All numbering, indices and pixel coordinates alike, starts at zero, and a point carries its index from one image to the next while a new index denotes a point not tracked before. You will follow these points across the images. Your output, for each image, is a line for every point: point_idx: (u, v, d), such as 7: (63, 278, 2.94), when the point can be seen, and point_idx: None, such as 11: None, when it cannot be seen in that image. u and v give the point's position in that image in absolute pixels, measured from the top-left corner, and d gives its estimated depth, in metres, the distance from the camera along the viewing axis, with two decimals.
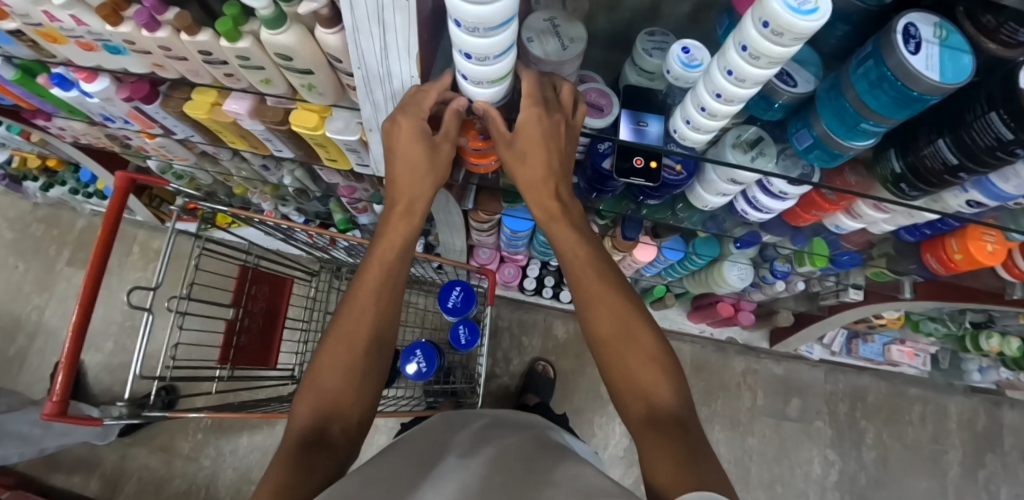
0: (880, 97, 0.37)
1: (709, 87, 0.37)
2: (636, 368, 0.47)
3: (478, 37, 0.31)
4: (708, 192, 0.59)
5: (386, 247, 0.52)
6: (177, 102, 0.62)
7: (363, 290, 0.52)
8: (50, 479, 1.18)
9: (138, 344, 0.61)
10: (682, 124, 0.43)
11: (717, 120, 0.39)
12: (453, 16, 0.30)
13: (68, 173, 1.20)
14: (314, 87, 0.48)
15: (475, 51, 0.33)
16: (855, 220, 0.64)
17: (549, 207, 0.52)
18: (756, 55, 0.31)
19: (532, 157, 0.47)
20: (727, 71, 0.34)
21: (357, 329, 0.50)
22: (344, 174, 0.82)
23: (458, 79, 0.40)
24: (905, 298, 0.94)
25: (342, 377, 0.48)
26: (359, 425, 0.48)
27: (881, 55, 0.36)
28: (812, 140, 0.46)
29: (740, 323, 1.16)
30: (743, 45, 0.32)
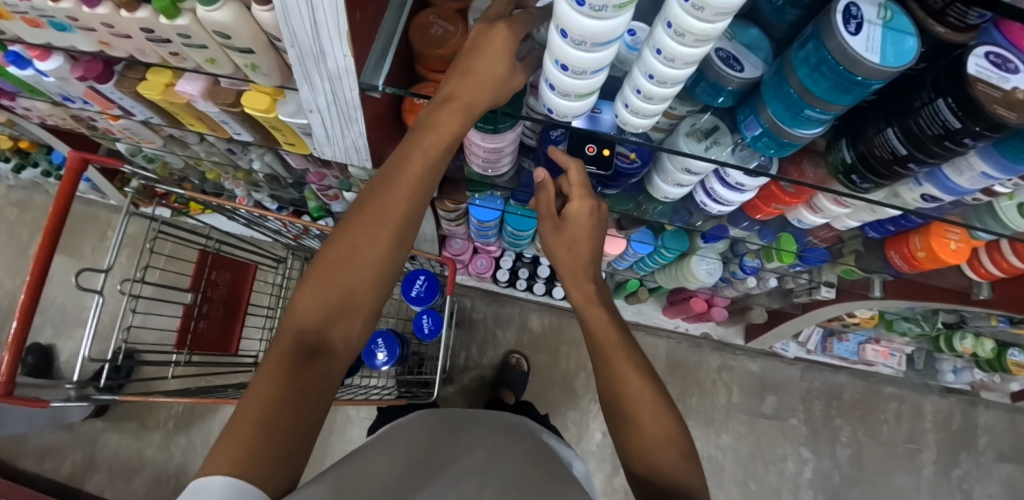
0: (821, 81, 0.36)
1: (643, 68, 0.36)
2: (654, 436, 0.46)
3: (582, 50, 0.32)
4: (666, 183, 0.58)
5: (432, 141, 0.41)
6: (133, 82, 0.61)
7: (395, 190, 0.40)
8: (19, 466, 1.17)
9: (87, 326, 0.60)
10: (623, 108, 0.42)
11: (654, 104, 0.39)
12: (561, 26, 0.30)
13: (41, 155, 1.18)
14: (257, 68, 0.47)
15: (574, 64, 0.33)
16: (816, 215, 0.64)
17: (576, 264, 0.56)
18: (681, 32, 0.30)
19: (579, 246, 0.55)
20: (656, 50, 0.33)
21: (379, 239, 0.40)
22: (311, 160, 0.81)
23: (543, 88, 0.40)
24: (876, 297, 0.94)
25: (356, 290, 0.39)
26: (361, 339, 0.41)
27: (821, 37, 0.35)
28: (761, 129, 0.45)
29: (714, 318, 1.16)
30: (670, 22, 0.31)
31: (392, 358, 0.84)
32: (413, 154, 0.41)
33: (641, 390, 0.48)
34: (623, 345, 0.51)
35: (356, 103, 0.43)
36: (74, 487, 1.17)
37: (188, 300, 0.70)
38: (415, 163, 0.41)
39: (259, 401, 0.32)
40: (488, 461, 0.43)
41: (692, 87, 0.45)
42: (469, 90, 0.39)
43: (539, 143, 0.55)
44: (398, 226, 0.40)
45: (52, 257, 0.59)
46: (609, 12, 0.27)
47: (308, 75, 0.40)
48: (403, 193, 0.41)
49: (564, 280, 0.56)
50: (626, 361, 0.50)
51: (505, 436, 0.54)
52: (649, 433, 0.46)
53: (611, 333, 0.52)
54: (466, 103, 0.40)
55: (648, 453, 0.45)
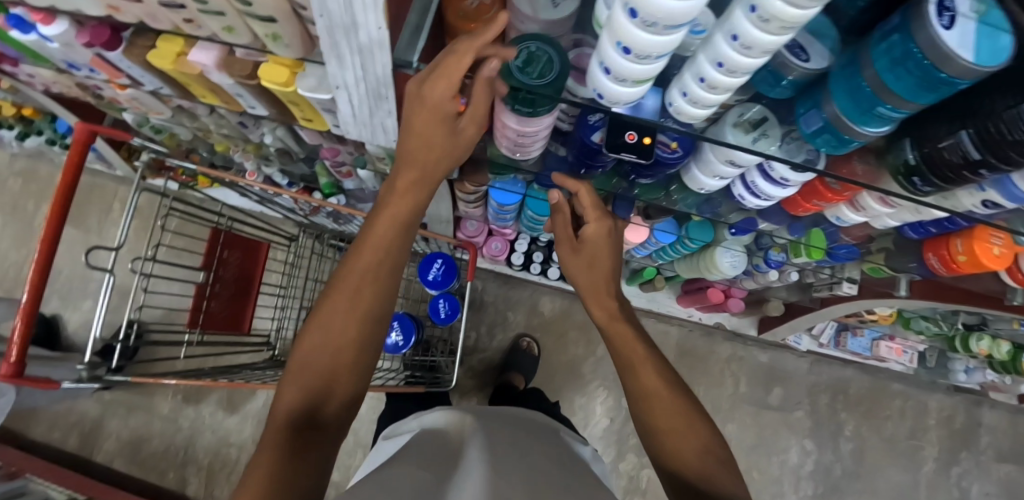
0: (902, 77, 0.33)
1: (710, 55, 0.33)
2: (683, 449, 0.44)
3: (652, 33, 0.28)
4: (704, 174, 0.55)
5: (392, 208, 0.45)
6: (142, 50, 0.58)
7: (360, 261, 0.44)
8: (30, 434, 1.19)
9: (98, 307, 0.58)
10: (680, 97, 0.39)
11: (717, 93, 0.36)
12: (633, 4, 0.27)
13: (45, 123, 1.14)
14: (279, 39, 0.44)
15: (641, 46, 0.30)
16: (857, 213, 0.61)
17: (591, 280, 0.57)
18: (767, 18, 0.27)
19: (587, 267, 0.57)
20: (732, 37, 0.30)
21: (356, 300, 0.43)
22: (325, 136, 0.77)
23: (595, 70, 0.36)
24: (900, 296, 0.92)
25: (335, 361, 0.42)
26: (350, 411, 0.43)
27: (909, 29, 0.31)
28: (822, 123, 0.42)
29: (729, 310, 1.14)
30: (754, 6, 0.27)
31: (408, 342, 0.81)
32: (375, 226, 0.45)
33: (669, 404, 0.47)
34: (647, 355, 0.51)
35: (388, 83, 0.40)
36: (85, 456, 1.18)
37: (199, 280, 0.68)
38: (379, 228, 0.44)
39: (256, 486, 0.33)
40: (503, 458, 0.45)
41: (751, 75, 0.42)
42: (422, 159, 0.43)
43: (574, 127, 0.52)
44: (369, 284, 0.44)
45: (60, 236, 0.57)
46: None
47: (338, 49, 0.37)
48: (367, 258, 0.44)
49: (586, 299, 0.57)
50: (654, 373, 0.49)
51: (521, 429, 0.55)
52: (679, 446, 0.44)
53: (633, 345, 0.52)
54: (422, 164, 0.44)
55: (673, 462, 0.44)
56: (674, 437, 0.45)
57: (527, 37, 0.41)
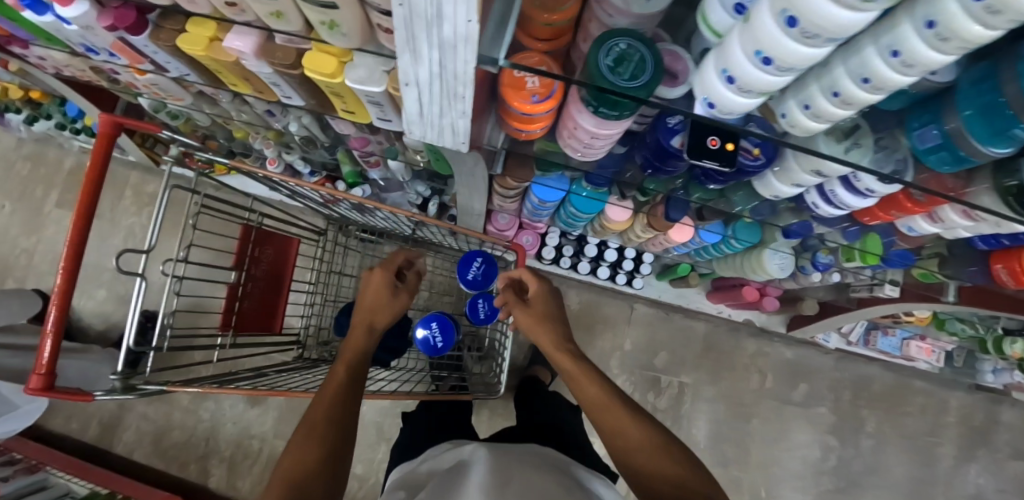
0: None
1: (855, 69, 0.31)
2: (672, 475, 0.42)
3: (805, 44, 0.27)
4: (781, 181, 0.52)
5: (358, 334, 0.57)
6: (170, 34, 0.53)
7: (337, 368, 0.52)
8: (50, 425, 1.18)
9: (129, 314, 0.55)
10: (798, 108, 0.37)
11: (851, 108, 0.34)
12: (792, 13, 0.26)
13: (53, 106, 1.09)
14: (337, 26, 0.39)
15: (786, 59, 0.29)
16: (934, 225, 0.57)
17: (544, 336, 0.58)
18: (946, 36, 0.25)
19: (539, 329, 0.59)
20: (890, 53, 0.28)
21: (334, 392, 0.49)
22: (358, 126, 0.73)
23: (716, 76, 0.35)
24: (946, 301, 0.89)
25: (320, 445, 0.42)
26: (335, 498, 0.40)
27: None
28: (940, 139, 0.39)
29: (762, 308, 1.12)
30: (930, 22, 0.25)
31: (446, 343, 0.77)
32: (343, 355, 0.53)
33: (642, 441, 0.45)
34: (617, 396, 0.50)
35: (468, 82, 0.34)
36: (105, 447, 1.17)
37: (232, 280, 0.65)
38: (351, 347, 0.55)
39: None
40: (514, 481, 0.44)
41: None
42: (378, 311, 0.60)
43: (647, 128, 0.49)
44: (346, 383, 0.50)
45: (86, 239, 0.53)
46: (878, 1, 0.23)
47: (415, 41, 0.31)
48: (340, 367, 0.52)
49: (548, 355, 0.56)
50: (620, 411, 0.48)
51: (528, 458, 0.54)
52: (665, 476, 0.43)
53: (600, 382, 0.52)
54: (384, 310, 0.61)
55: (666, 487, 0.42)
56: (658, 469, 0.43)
57: (617, 34, 0.38)
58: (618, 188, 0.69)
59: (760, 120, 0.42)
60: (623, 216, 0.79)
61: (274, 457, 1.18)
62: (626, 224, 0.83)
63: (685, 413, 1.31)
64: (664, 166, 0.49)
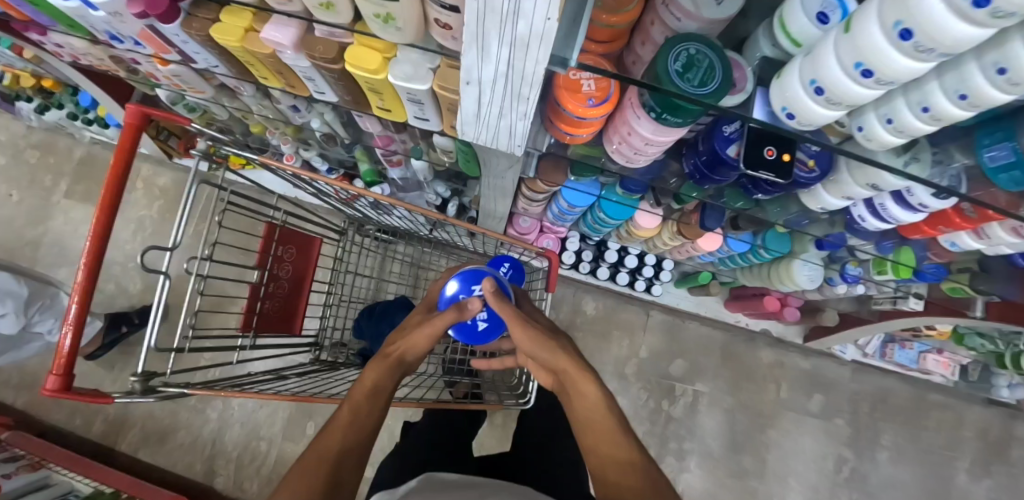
0: None
1: (914, 97, 0.31)
2: None
3: (913, 58, 0.25)
4: (831, 193, 0.50)
5: (378, 366, 0.48)
6: (203, 23, 0.51)
7: (350, 412, 0.42)
8: (52, 421, 1.15)
9: (150, 318, 0.52)
10: (878, 123, 0.34)
11: (901, 137, 0.34)
12: (910, 26, 0.24)
13: (66, 95, 1.06)
14: (392, 20, 0.37)
15: (888, 72, 0.27)
16: (980, 240, 0.56)
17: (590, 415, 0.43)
18: (1017, 82, 0.25)
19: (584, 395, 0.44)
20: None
21: (349, 440, 0.39)
22: (385, 123, 0.71)
23: (801, 87, 0.33)
24: (974, 316, 0.87)
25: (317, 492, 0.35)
26: None
27: None
28: (1012, 157, 0.36)
29: (782, 318, 1.10)
30: (1001, 67, 0.25)
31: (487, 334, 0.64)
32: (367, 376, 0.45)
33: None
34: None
35: (534, 82, 0.33)
36: (108, 446, 1.15)
37: (254, 281, 0.63)
38: (369, 374, 0.46)
39: None
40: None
41: None
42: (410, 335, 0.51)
43: (699, 135, 0.47)
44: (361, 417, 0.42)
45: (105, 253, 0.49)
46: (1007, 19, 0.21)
47: (484, 39, 0.30)
48: (356, 401, 0.43)
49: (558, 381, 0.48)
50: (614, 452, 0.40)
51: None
52: None
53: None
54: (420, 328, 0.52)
55: None
56: None
57: (684, 38, 0.36)
58: (653, 194, 0.68)
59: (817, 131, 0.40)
60: (652, 223, 0.78)
61: (282, 460, 1.14)
62: (653, 231, 0.82)
63: (699, 422, 1.29)
64: (714, 174, 0.47)
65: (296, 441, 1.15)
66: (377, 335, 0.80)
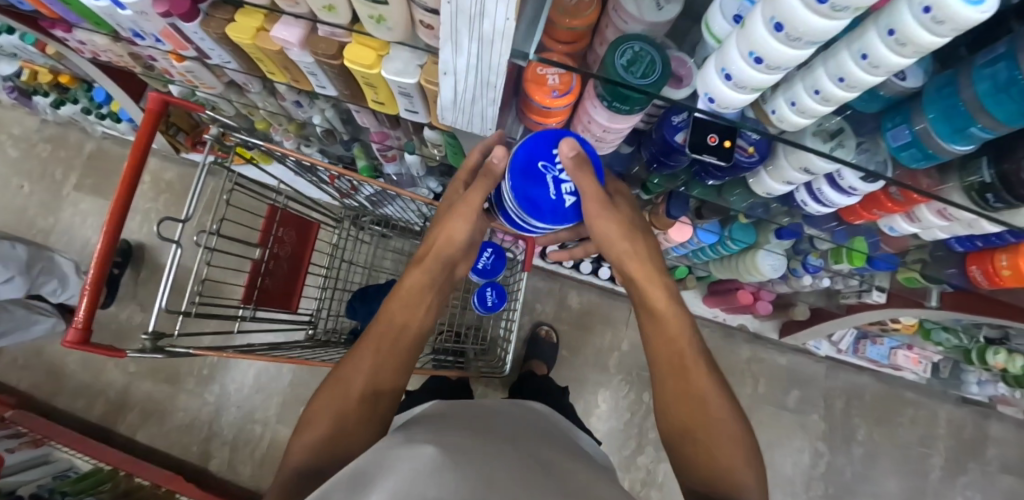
0: (1003, 102, 0.36)
1: (808, 83, 0.37)
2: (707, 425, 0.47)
3: (789, 47, 0.30)
4: (774, 179, 0.57)
5: (417, 273, 0.54)
6: (220, 23, 0.58)
7: (390, 330, 0.51)
8: (55, 402, 1.20)
9: (163, 278, 0.56)
10: (784, 106, 0.40)
11: (803, 118, 0.39)
12: (780, 19, 0.29)
13: (81, 91, 1.13)
14: (384, 20, 0.44)
15: (775, 59, 0.31)
16: (912, 224, 0.63)
17: (671, 329, 0.51)
18: (877, 65, 0.31)
19: (663, 311, 0.51)
20: (887, 31, 0.29)
21: (378, 369, 0.49)
22: (380, 118, 0.77)
23: (713, 75, 0.37)
24: (930, 306, 0.93)
25: (362, 389, 0.47)
26: (378, 410, 0.47)
27: (1015, 58, 0.34)
28: (909, 137, 0.44)
29: (756, 312, 1.16)
30: (863, 54, 0.32)
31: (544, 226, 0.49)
32: (409, 280, 0.54)
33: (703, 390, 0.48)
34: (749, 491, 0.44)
35: (499, 71, 0.39)
36: (108, 427, 1.19)
37: (256, 257, 0.68)
38: (411, 287, 0.53)
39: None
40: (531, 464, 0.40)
41: None
42: (455, 218, 0.53)
43: (654, 125, 0.54)
44: (401, 323, 0.52)
45: (125, 219, 0.55)
46: (845, 13, 0.26)
47: (457, 35, 0.36)
48: (400, 307, 0.52)
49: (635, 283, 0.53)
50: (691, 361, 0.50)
51: (539, 431, 0.56)
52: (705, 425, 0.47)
53: (738, 456, 0.46)
54: (458, 216, 0.53)
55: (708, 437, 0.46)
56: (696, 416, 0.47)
57: (631, 38, 0.42)
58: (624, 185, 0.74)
59: (756, 122, 0.46)
60: None
61: (276, 443, 1.19)
62: (628, 223, 0.88)
63: None
64: (668, 160, 0.54)
65: (290, 425, 1.20)
66: (370, 314, 0.86)
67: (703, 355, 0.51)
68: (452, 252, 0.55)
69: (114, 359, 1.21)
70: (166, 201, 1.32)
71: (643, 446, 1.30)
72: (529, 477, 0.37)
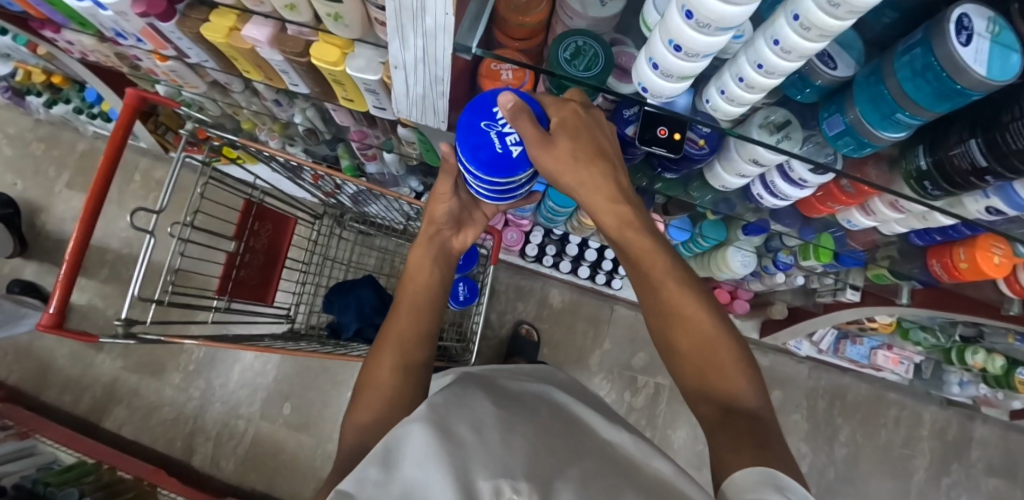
0: (922, 87, 0.38)
1: (733, 71, 0.38)
2: (716, 367, 0.45)
3: (703, 34, 0.32)
4: (727, 172, 0.58)
5: (422, 246, 0.62)
6: (195, 23, 0.60)
7: (406, 300, 0.58)
8: (43, 396, 1.21)
9: (137, 266, 0.58)
10: (716, 94, 0.42)
11: (734, 105, 0.41)
12: (689, 7, 0.31)
13: (73, 91, 1.15)
14: (341, 18, 0.46)
15: (691, 45, 0.33)
16: (868, 217, 0.64)
17: (639, 253, 0.49)
18: (788, 50, 0.33)
19: (632, 239, 0.49)
20: (793, 16, 0.31)
21: (404, 338, 0.54)
22: (357, 117, 0.79)
23: (644, 65, 0.40)
24: (901, 303, 0.94)
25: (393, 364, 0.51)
26: (412, 376, 0.51)
27: (931, 44, 0.36)
28: (844, 126, 0.46)
29: (734, 311, 1.17)
30: (776, 39, 0.34)
31: (522, 180, 0.48)
32: (418, 258, 0.61)
33: (697, 322, 0.46)
34: (746, 394, 0.43)
35: (444, 66, 0.42)
36: (95, 421, 1.21)
37: (231, 249, 0.70)
38: (417, 262, 0.61)
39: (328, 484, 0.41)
40: (541, 413, 0.43)
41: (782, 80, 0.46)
42: (433, 202, 0.62)
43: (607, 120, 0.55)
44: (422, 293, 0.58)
45: (101, 212, 0.56)
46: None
47: (403, 30, 0.38)
48: (411, 283, 0.59)
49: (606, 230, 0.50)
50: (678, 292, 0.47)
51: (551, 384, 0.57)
52: (706, 370, 0.45)
53: (730, 360, 0.45)
54: (437, 199, 0.61)
55: (717, 379, 0.45)
56: (699, 358, 0.46)
57: (575, 33, 0.45)
58: None
59: (704, 115, 0.47)
60: None
61: (260, 439, 1.20)
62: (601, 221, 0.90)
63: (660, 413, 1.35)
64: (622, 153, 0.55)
65: (273, 420, 1.21)
66: (344, 307, 0.87)
67: (679, 274, 0.48)
68: (441, 230, 0.63)
69: (101, 355, 1.22)
70: (155, 200, 1.35)
71: None
72: (544, 448, 0.35)
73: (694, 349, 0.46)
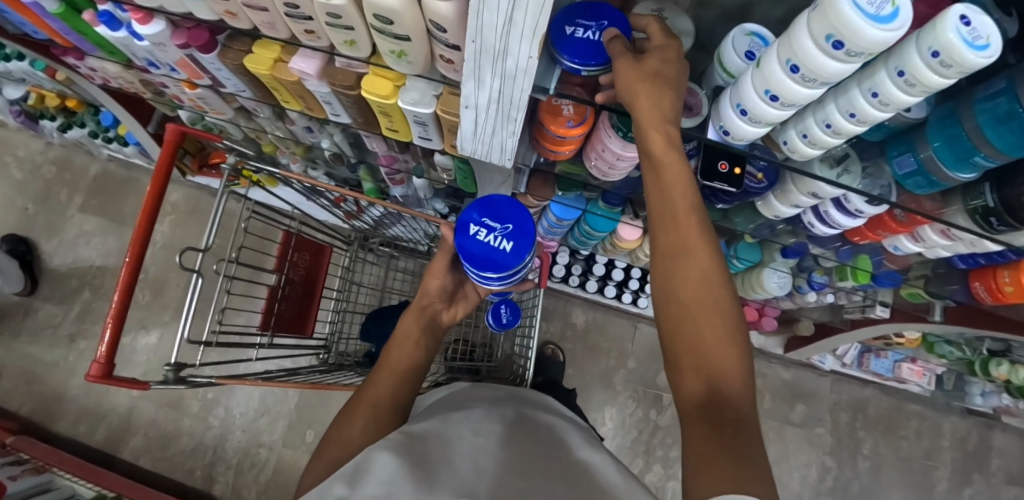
0: (1004, 133, 0.37)
1: (819, 117, 0.38)
2: (709, 339, 0.36)
3: (805, 86, 0.32)
4: (782, 203, 0.58)
5: (412, 316, 0.62)
6: (237, 54, 0.59)
7: (388, 364, 0.56)
8: (57, 428, 1.18)
9: (185, 306, 0.56)
10: (797, 137, 0.42)
11: (816, 148, 0.41)
12: (796, 61, 0.31)
13: (87, 115, 1.13)
14: (404, 55, 0.45)
15: (791, 96, 0.33)
16: (916, 243, 0.64)
17: (672, 178, 0.38)
18: (886, 102, 0.33)
19: (664, 158, 0.38)
20: (897, 72, 0.31)
21: (393, 391, 0.54)
22: (391, 143, 0.78)
23: (727, 109, 0.39)
24: (933, 320, 0.93)
25: (377, 402, 0.52)
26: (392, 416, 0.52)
27: (1016, 93, 0.35)
28: (915, 166, 0.45)
29: (760, 328, 1.17)
30: (874, 92, 0.34)
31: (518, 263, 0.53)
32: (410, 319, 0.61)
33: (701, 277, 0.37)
34: (735, 373, 0.35)
35: (519, 102, 0.41)
36: (111, 452, 1.17)
37: (272, 282, 0.68)
38: (405, 329, 0.60)
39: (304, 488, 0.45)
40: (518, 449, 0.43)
41: None
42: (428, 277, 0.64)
43: None
44: (411, 346, 0.59)
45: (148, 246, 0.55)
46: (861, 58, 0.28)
47: (480, 71, 0.37)
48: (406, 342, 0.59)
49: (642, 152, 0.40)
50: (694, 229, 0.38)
51: (539, 417, 0.56)
52: (705, 340, 0.36)
53: (726, 341, 0.36)
54: (432, 274, 0.63)
55: (709, 360, 0.36)
56: (698, 323, 0.37)
57: None
58: (632, 207, 0.75)
59: (765, 149, 0.47)
60: (634, 234, 0.85)
61: (282, 466, 1.17)
62: (635, 243, 0.89)
63: None
64: None
65: (296, 448, 1.19)
66: (383, 335, 0.86)
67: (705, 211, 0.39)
68: (434, 303, 0.64)
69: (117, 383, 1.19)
70: (170, 223, 1.32)
71: (650, 464, 1.28)
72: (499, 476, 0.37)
73: (698, 302, 0.37)
